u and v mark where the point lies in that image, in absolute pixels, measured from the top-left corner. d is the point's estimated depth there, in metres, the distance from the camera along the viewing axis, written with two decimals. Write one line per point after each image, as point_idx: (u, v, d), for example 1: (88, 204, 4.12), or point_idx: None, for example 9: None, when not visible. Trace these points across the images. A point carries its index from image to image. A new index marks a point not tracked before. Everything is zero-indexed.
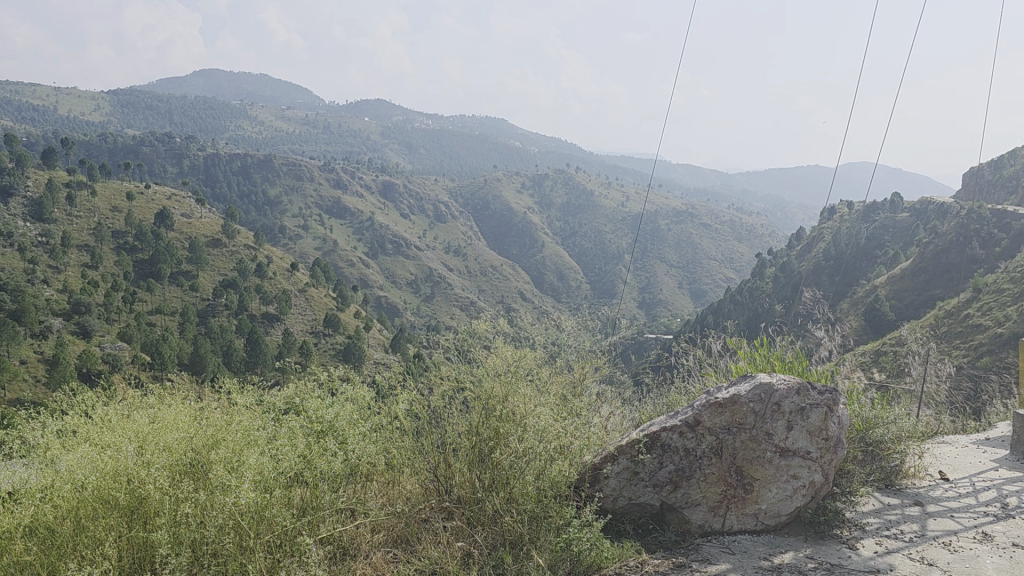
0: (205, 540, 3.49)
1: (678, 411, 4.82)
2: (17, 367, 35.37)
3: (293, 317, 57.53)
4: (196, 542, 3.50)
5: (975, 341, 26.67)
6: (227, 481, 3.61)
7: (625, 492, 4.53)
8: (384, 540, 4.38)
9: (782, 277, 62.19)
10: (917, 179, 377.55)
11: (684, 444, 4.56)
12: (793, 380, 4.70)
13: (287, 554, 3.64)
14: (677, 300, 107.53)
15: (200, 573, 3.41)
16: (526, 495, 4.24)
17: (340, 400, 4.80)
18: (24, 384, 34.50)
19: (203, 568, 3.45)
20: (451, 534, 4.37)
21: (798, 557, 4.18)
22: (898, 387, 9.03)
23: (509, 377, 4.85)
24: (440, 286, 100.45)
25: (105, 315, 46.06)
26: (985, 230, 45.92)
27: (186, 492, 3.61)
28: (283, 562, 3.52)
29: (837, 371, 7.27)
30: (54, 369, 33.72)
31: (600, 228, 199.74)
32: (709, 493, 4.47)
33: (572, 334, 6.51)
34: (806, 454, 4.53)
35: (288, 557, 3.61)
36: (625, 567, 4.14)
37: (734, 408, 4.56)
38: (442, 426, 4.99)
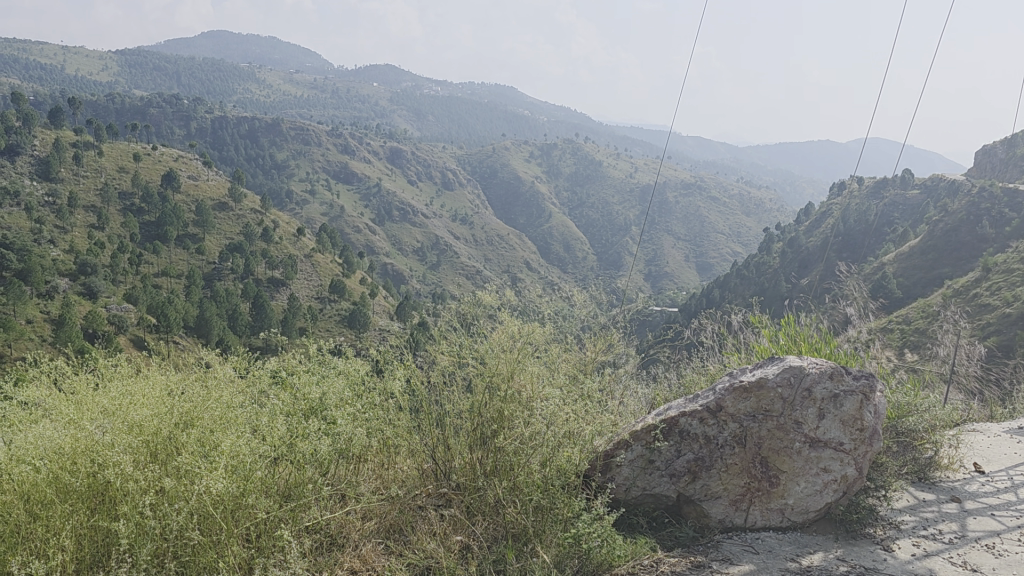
0: (172, 531, 3.11)
1: (697, 394, 4.44)
2: (24, 326, 35.04)
3: (298, 282, 57.21)
4: (161, 533, 3.13)
5: (985, 315, 26.21)
6: (198, 466, 3.23)
7: (639, 482, 4.15)
8: (374, 530, 4.02)
9: (790, 253, 61.54)
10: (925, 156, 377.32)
11: (702, 432, 4.19)
12: (824, 362, 4.31)
13: (265, 547, 3.30)
14: (682, 273, 107.06)
15: (162, 568, 3.05)
16: (532, 484, 3.87)
17: (331, 375, 4.42)
18: (31, 343, 34.21)
19: (168, 564, 3.09)
20: (449, 525, 4.04)
21: (827, 558, 3.81)
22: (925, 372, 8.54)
23: (515, 355, 4.48)
24: (446, 254, 100.25)
25: (111, 277, 45.73)
26: (997, 209, 45.34)
27: (151, 476, 3.25)
28: (258, 560, 3.17)
29: (864, 353, 6.86)
30: (61, 329, 33.42)
31: (607, 198, 199.19)
32: (730, 486, 4.10)
33: (582, 311, 6.14)
34: (838, 445, 4.12)
35: (266, 551, 3.28)
36: (639, 565, 3.76)
37: (760, 394, 4.18)
38: (440, 404, 4.63)
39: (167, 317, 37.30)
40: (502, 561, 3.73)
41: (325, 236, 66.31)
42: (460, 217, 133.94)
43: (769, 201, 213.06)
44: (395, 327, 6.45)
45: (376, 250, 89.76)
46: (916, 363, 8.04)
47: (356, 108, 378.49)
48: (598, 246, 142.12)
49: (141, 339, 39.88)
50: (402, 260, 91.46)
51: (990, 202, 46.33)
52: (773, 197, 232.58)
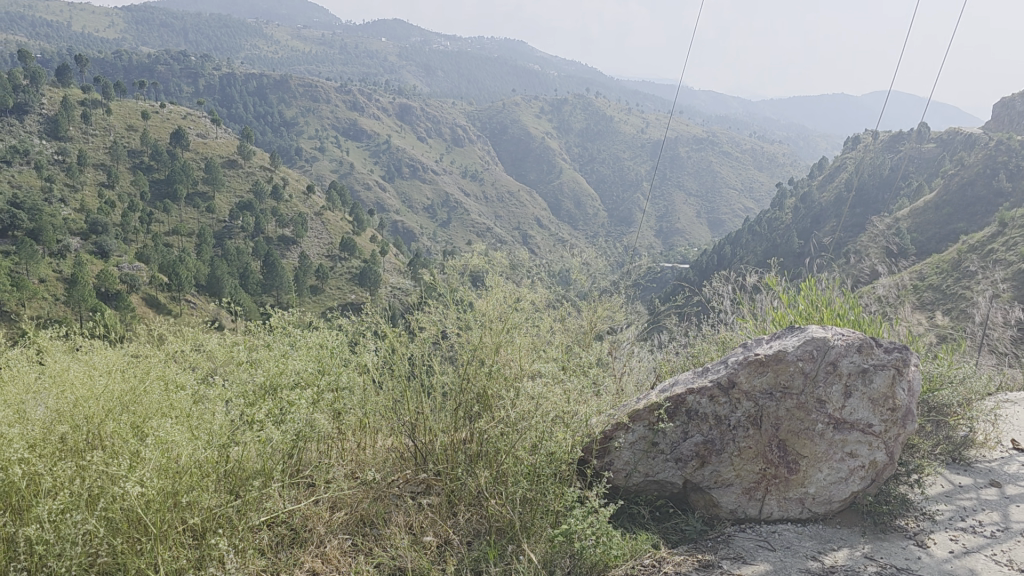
0: (88, 539, 2.65)
1: (706, 367, 3.97)
2: (36, 286, 34.73)
3: (309, 240, 56.82)
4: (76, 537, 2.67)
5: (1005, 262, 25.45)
6: (123, 465, 2.76)
7: (640, 467, 3.70)
8: (345, 523, 3.60)
9: (802, 210, 60.52)
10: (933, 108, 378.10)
11: (713, 412, 3.73)
12: (851, 333, 3.80)
13: (206, 555, 2.85)
14: (694, 230, 106.36)
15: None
16: (521, 471, 3.41)
17: (296, 347, 3.94)
18: (45, 302, 34.00)
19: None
20: (427, 517, 3.61)
21: (854, 557, 3.35)
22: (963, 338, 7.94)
23: (504, 329, 4.00)
24: (457, 211, 99.78)
25: (122, 236, 45.39)
26: (1014, 161, 44.18)
27: (66, 471, 2.76)
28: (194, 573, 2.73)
29: (894, 316, 6.29)
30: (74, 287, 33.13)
31: (619, 153, 197.66)
32: (744, 473, 3.64)
33: (580, 275, 5.60)
34: (867, 427, 3.64)
35: (209, 557, 2.85)
36: (639, 566, 3.30)
37: (779, 368, 3.69)
38: (422, 381, 4.16)
39: (179, 275, 38.08)
40: (484, 558, 3.33)
41: (335, 193, 65.64)
42: (471, 174, 132.92)
43: (782, 155, 210.58)
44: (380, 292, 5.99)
45: (386, 207, 89.20)
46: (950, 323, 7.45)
47: (366, 64, 377.30)
48: (609, 202, 141.05)
49: (154, 297, 39.73)
50: (412, 217, 90.93)
51: (1007, 155, 45.13)
52: (785, 151, 229.80)
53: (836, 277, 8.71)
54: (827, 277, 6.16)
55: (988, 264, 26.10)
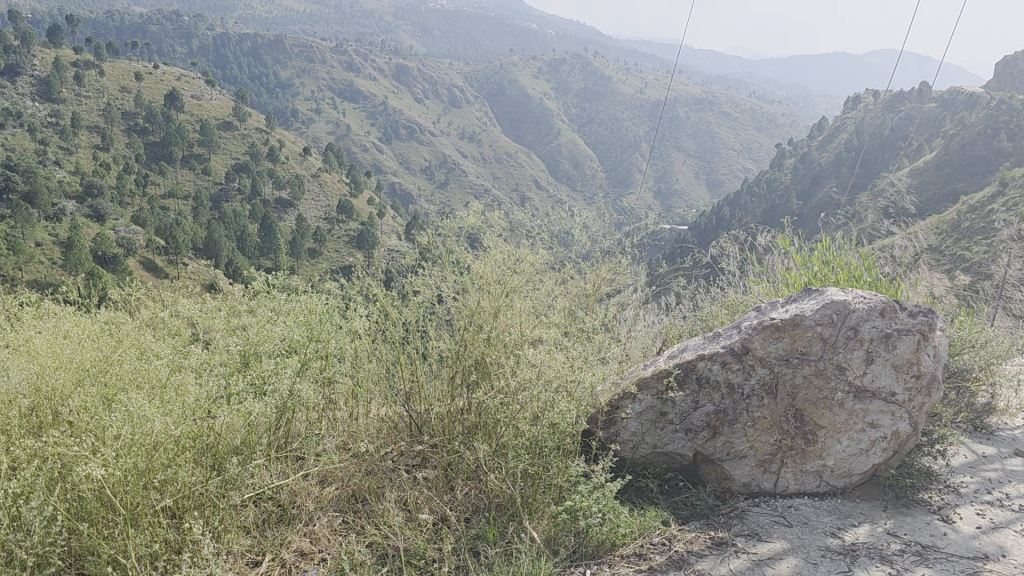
0: (45, 526, 2.45)
1: (716, 332, 3.75)
2: (33, 250, 34.42)
3: (305, 203, 56.36)
4: (31, 523, 2.47)
5: (1005, 217, 25.15)
6: (82, 447, 2.54)
7: (648, 438, 3.51)
8: (335, 499, 3.40)
9: (802, 171, 59.93)
10: (930, 69, 377.57)
11: (725, 379, 3.51)
12: (874, 295, 3.54)
13: (177, 542, 2.66)
14: (693, 191, 105.95)
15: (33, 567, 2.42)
16: (520, 445, 3.20)
17: (281, 309, 3.70)
18: (41, 266, 33.75)
19: (41, 564, 2.44)
20: (422, 493, 3.42)
21: (877, 533, 3.16)
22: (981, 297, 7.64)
23: (503, 292, 3.78)
24: (455, 173, 99.26)
25: (118, 198, 44.95)
26: (1015, 121, 43.69)
27: (22, 452, 2.55)
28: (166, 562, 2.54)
29: (910, 276, 6.03)
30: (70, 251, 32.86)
31: (617, 114, 196.43)
32: (758, 444, 3.44)
33: (580, 236, 5.36)
34: (889, 396, 3.42)
35: (181, 545, 2.65)
36: (648, 543, 3.10)
37: (796, 333, 3.46)
38: (415, 347, 3.94)
39: (176, 239, 37.78)
40: (483, 536, 3.15)
41: (331, 154, 64.94)
42: (468, 135, 131.75)
43: (781, 115, 208.83)
44: (375, 253, 5.74)
45: (383, 169, 88.55)
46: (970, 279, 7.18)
47: (361, 23, 373.64)
48: (607, 163, 140.10)
49: (152, 261, 39.46)
50: (409, 179, 90.26)
51: (1008, 114, 44.61)
52: (785, 110, 227.91)
53: (848, 235, 8.42)
54: (842, 235, 5.88)
55: (992, 222, 25.75)
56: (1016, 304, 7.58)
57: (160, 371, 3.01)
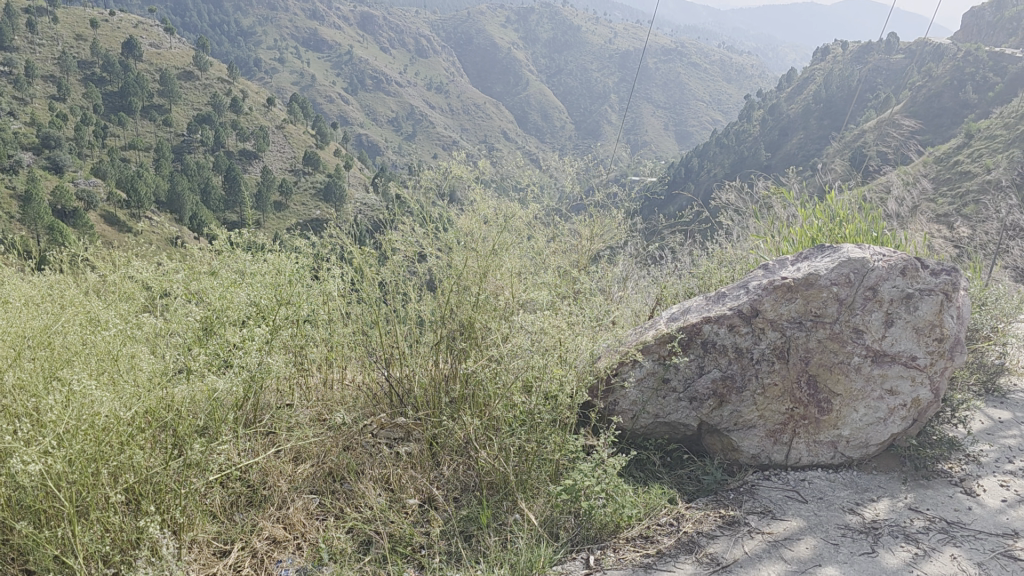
0: None
1: (721, 293, 3.48)
2: None
3: (270, 155, 55.20)
4: None
5: (973, 166, 25.05)
6: (13, 431, 2.21)
7: (648, 407, 3.25)
8: (309, 477, 3.09)
9: (771, 123, 59.69)
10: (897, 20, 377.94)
11: (732, 344, 3.24)
12: (893, 253, 3.29)
13: (125, 537, 2.34)
14: (661, 143, 105.67)
15: None
16: (512, 419, 2.93)
17: (247, 267, 3.36)
18: None
19: None
20: (405, 468, 3.13)
21: (898, 510, 2.94)
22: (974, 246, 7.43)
23: (491, 249, 3.48)
24: (422, 124, 97.86)
25: (76, 150, 43.63)
26: (981, 73, 43.76)
27: None
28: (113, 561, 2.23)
29: (910, 224, 5.76)
30: (28, 204, 31.87)
31: (585, 64, 194.79)
32: (769, 414, 3.19)
33: (567, 185, 5.02)
34: (909, 360, 3.18)
35: (130, 537, 2.33)
36: (655, 526, 2.85)
37: (809, 294, 3.20)
38: (394, 310, 3.62)
39: (138, 191, 37.10)
40: (475, 519, 2.89)
41: (295, 104, 63.40)
42: (436, 86, 129.77)
43: (749, 65, 207.82)
44: (348, 204, 5.36)
45: (350, 120, 87.14)
46: (967, 229, 6.93)
47: None
48: (576, 114, 139.10)
49: (113, 214, 38.55)
50: (375, 130, 88.71)
51: (974, 66, 44.55)
52: (753, 61, 226.93)
53: (839, 183, 8.15)
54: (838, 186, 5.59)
55: (960, 172, 25.66)
56: (1010, 256, 7.38)
57: (113, 335, 2.68)
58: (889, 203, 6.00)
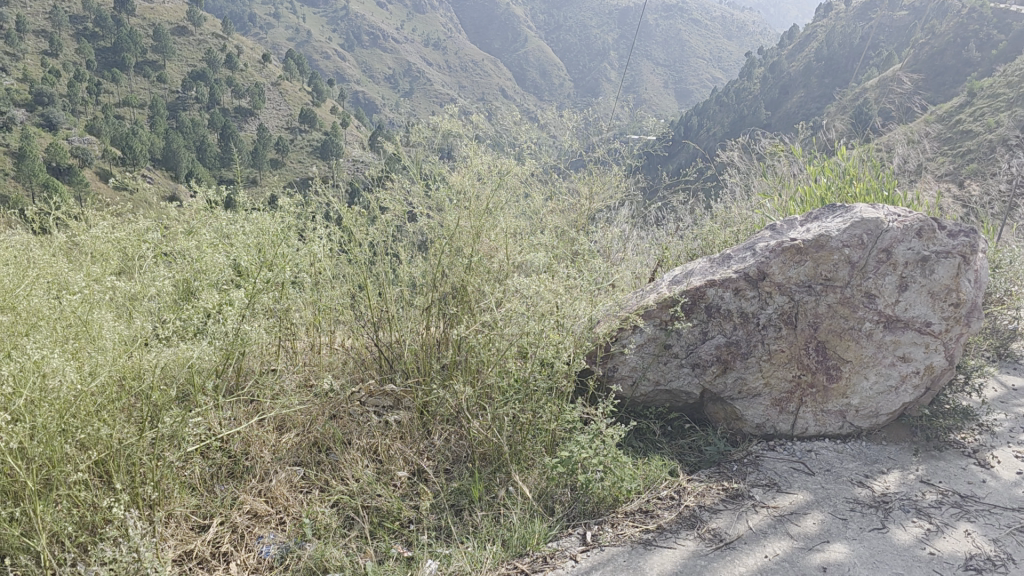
0: None
1: (726, 255, 3.31)
2: None
3: (266, 112, 54.57)
4: None
5: (975, 125, 24.69)
6: None
7: (649, 374, 3.11)
8: (294, 447, 2.95)
9: (771, 81, 58.95)
10: None
11: (738, 309, 3.09)
12: (908, 213, 3.11)
13: (92, 516, 2.20)
14: (660, 101, 104.53)
15: None
16: (508, 387, 2.78)
17: (229, 226, 3.18)
18: None
19: None
20: (394, 440, 2.98)
21: (909, 482, 2.81)
22: (983, 205, 7.23)
23: (485, 208, 3.31)
24: (419, 82, 96.70)
25: (70, 107, 43.06)
26: (985, 30, 42.68)
27: None
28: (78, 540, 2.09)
29: (921, 184, 5.55)
30: (23, 162, 31.49)
31: (584, 21, 192.12)
32: (774, 381, 3.06)
33: (567, 142, 4.82)
34: (923, 326, 3.03)
35: (97, 516, 2.19)
36: (655, 500, 2.72)
37: (820, 256, 3.03)
38: (382, 273, 3.45)
39: (134, 149, 36.63)
40: (466, 491, 2.75)
41: (291, 61, 62.48)
42: (433, 42, 127.99)
43: (750, 22, 204.95)
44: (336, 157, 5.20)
45: (346, 77, 86.04)
46: (976, 190, 6.73)
47: None
48: (575, 71, 137.45)
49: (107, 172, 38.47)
50: (372, 88, 87.78)
51: (978, 23, 43.49)
52: (754, 18, 224.04)
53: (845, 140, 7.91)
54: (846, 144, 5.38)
55: (960, 132, 25.30)
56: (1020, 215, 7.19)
57: (81, 291, 2.51)
58: (899, 162, 5.79)
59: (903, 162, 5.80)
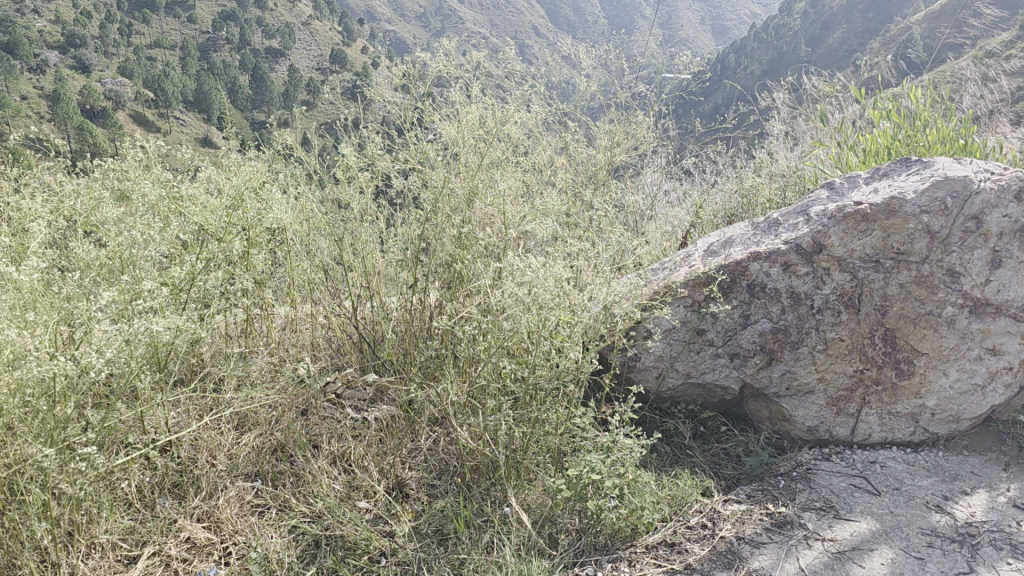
0: None
1: (773, 221, 2.74)
2: (18, 103, 32.90)
3: (297, 53, 53.83)
4: None
5: None
6: None
7: (679, 366, 2.59)
8: (253, 452, 2.49)
9: (813, 16, 56.59)
10: None
11: (787, 288, 2.55)
12: (1002, 170, 2.51)
13: None
14: (699, 38, 101.44)
15: None
16: (505, 388, 2.27)
17: (177, 185, 2.68)
18: (30, 122, 32.43)
19: None
20: (371, 447, 2.50)
21: (998, 506, 2.27)
22: None
23: (485, 166, 2.74)
24: (452, 19, 94.87)
25: (102, 49, 42.79)
26: None
27: None
28: None
29: (1000, 126, 4.82)
30: (56, 105, 31.40)
31: None
32: (832, 377, 2.52)
33: (589, 85, 4.23)
34: (1016, 312, 2.46)
35: None
36: (685, 529, 2.21)
37: (890, 223, 2.47)
38: (363, 240, 2.93)
39: (165, 91, 36.35)
40: (452, 517, 2.26)
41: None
42: None
43: None
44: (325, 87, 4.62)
45: (377, 17, 84.63)
46: None
47: None
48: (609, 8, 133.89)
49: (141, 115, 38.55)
50: (401, 29, 86.22)
51: None
52: None
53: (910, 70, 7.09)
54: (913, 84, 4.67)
55: None
56: None
57: None
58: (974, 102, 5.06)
59: (977, 97, 5.05)
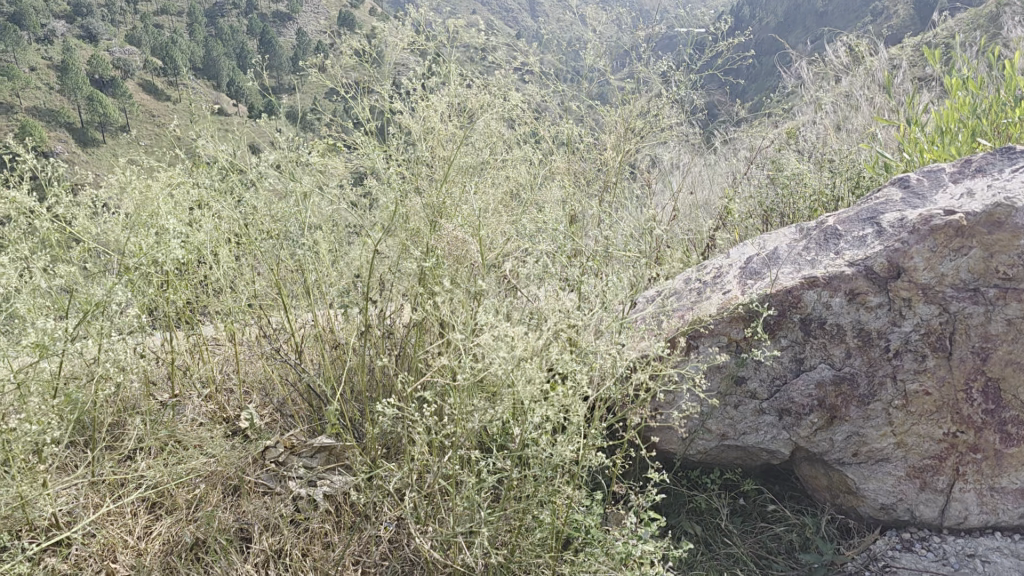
0: None
1: (830, 234, 2.11)
2: (27, 75, 32.51)
3: (306, 16, 52.88)
4: None
5: None
6: None
7: (712, 423, 2.01)
8: (159, 554, 1.91)
9: None
10: None
11: (855, 323, 1.94)
12: None
13: None
14: None
15: None
16: (479, 481, 1.68)
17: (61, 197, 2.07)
18: (38, 93, 32.03)
19: None
20: (309, 548, 1.92)
21: None
22: None
23: (457, 171, 2.14)
24: None
25: (110, 18, 42.11)
26: None
27: None
28: None
29: None
30: (66, 76, 30.99)
31: None
32: (914, 440, 1.93)
33: (599, 49, 3.56)
34: None
35: None
36: None
37: (993, 237, 1.84)
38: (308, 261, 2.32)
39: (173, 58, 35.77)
40: None
41: None
42: None
43: None
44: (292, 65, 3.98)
45: None
46: None
47: None
48: None
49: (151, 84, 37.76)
50: None
51: None
52: None
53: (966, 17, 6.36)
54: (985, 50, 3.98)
55: None
56: None
57: None
58: None
59: None
